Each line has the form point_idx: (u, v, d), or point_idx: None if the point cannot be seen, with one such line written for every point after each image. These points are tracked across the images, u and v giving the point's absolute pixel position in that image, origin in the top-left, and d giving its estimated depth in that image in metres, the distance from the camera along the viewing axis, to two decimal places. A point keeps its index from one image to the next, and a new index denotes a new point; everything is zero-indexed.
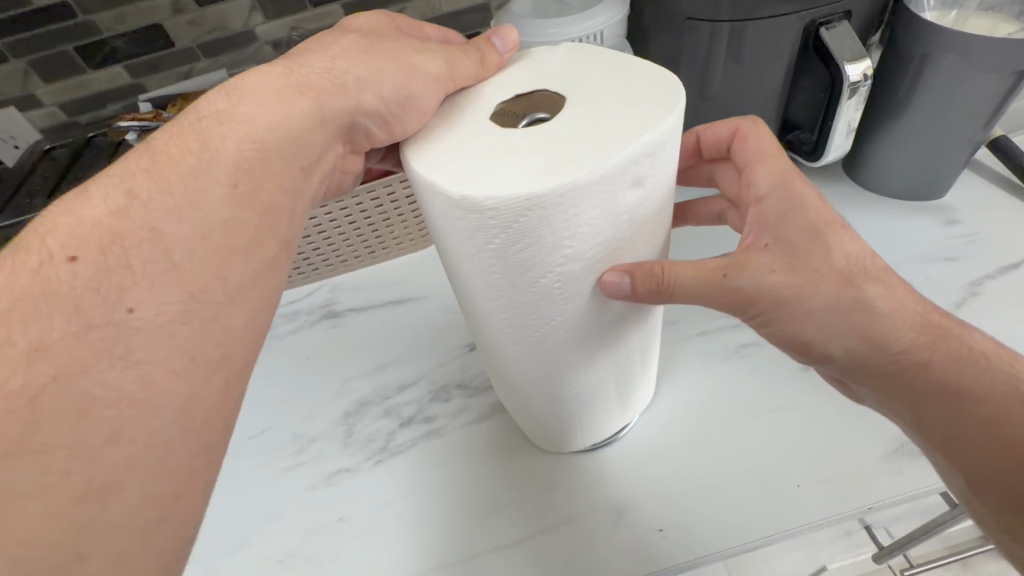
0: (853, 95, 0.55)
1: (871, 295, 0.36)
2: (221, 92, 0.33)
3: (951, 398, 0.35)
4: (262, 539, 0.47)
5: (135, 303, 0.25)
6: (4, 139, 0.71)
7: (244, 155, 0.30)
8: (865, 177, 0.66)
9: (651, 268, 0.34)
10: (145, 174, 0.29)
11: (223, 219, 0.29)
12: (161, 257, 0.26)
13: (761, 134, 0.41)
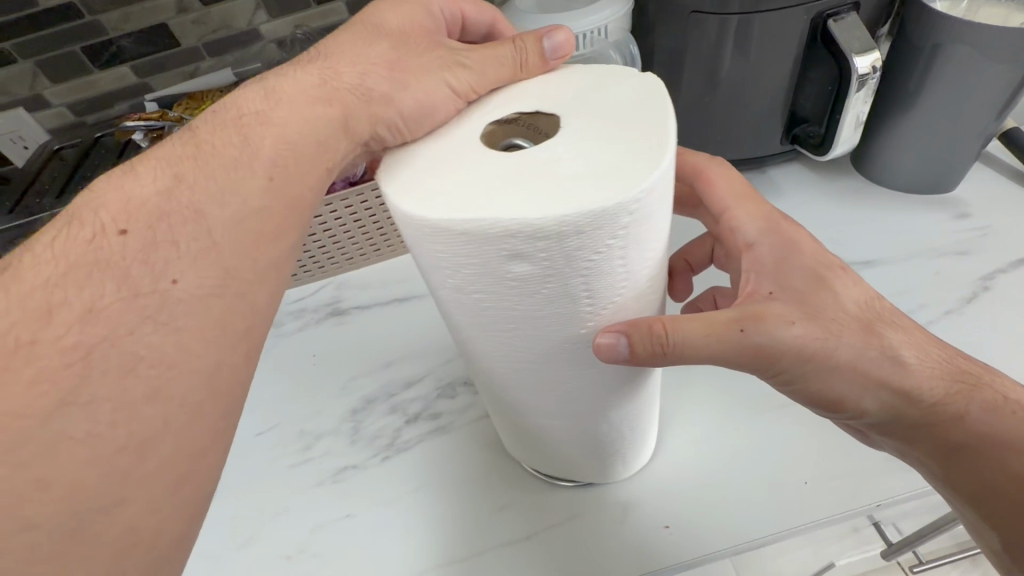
0: (862, 87, 0.54)
1: (894, 345, 0.36)
2: (260, 97, 0.33)
3: (988, 451, 0.35)
4: (270, 535, 0.47)
5: (178, 275, 0.25)
6: (13, 140, 0.71)
7: (278, 151, 0.31)
8: (873, 171, 0.66)
9: (656, 326, 0.32)
10: (189, 162, 0.29)
11: (257, 205, 0.29)
12: (202, 233, 0.27)
13: (730, 177, 0.41)
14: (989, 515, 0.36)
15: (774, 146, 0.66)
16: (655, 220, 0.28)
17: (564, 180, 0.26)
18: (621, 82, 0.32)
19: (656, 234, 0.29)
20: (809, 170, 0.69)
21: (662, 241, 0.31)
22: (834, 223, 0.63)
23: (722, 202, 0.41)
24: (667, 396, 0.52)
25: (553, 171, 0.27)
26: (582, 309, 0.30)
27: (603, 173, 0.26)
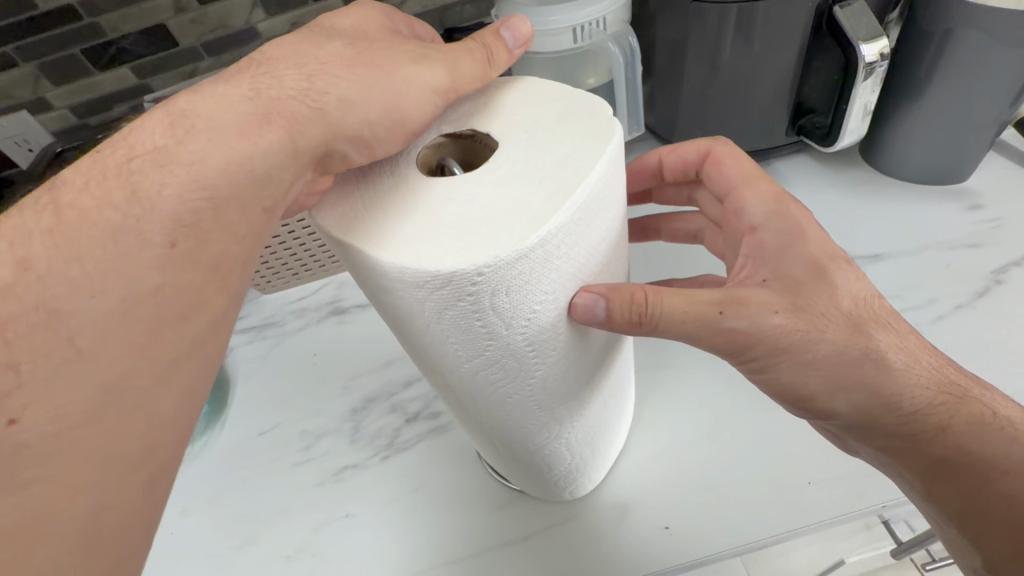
0: (870, 76, 0.53)
1: (881, 345, 0.35)
2: (166, 118, 0.27)
3: (970, 470, 0.35)
4: (271, 535, 0.47)
5: (17, 413, 0.21)
6: (18, 143, 0.72)
7: (188, 204, 0.25)
8: (882, 161, 0.64)
9: (638, 292, 0.32)
10: (46, 233, 0.23)
11: (152, 289, 0.23)
12: (61, 346, 0.22)
13: (734, 158, 0.41)
14: (981, 543, 0.35)
15: (780, 137, 0.65)
16: (604, 220, 0.29)
17: (519, 200, 0.26)
18: (553, 90, 0.32)
19: (607, 231, 0.30)
20: (817, 162, 0.68)
21: (611, 239, 0.31)
22: (842, 216, 0.62)
23: (729, 182, 0.41)
24: (669, 392, 0.51)
25: (505, 193, 0.27)
26: (556, 323, 0.30)
27: (559, 188, 0.26)
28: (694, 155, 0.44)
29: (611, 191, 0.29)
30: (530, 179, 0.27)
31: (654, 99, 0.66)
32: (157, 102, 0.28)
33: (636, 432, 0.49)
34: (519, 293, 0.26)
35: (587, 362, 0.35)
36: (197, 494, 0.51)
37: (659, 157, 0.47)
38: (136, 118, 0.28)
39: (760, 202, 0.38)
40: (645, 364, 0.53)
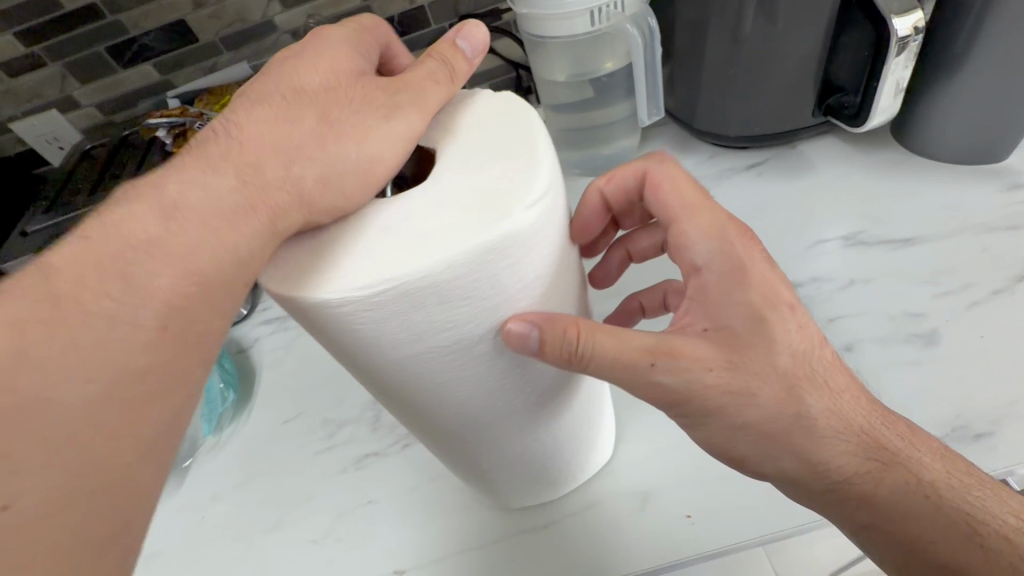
0: (903, 51, 0.51)
1: (812, 409, 0.33)
2: (157, 209, 0.26)
3: (900, 536, 0.33)
4: (297, 520, 0.49)
5: (9, 500, 0.20)
6: (49, 141, 0.74)
7: (180, 291, 0.25)
8: (913, 141, 0.61)
9: (572, 333, 0.30)
10: (44, 323, 0.23)
11: (142, 368, 0.24)
12: (54, 435, 0.22)
13: (672, 182, 0.37)
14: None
15: (806, 118, 0.63)
16: (523, 270, 0.27)
17: (421, 238, 0.25)
18: (508, 117, 0.29)
19: (529, 280, 0.28)
20: (844, 144, 0.66)
21: (540, 285, 0.29)
22: (871, 200, 0.60)
23: (671, 212, 0.36)
24: None
25: (413, 226, 0.25)
26: (443, 371, 0.29)
27: (439, 243, 0.25)
28: (633, 181, 0.39)
29: (533, 241, 0.26)
30: (442, 217, 0.25)
31: (674, 82, 0.65)
32: (137, 192, 0.27)
33: (656, 419, 0.49)
34: (409, 330, 0.26)
35: (504, 407, 0.33)
36: (227, 480, 0.52)
37: (597, 190, 0.41)
38: (117, 207, 0.26)
39: (705, 240, 0.34)
40: None
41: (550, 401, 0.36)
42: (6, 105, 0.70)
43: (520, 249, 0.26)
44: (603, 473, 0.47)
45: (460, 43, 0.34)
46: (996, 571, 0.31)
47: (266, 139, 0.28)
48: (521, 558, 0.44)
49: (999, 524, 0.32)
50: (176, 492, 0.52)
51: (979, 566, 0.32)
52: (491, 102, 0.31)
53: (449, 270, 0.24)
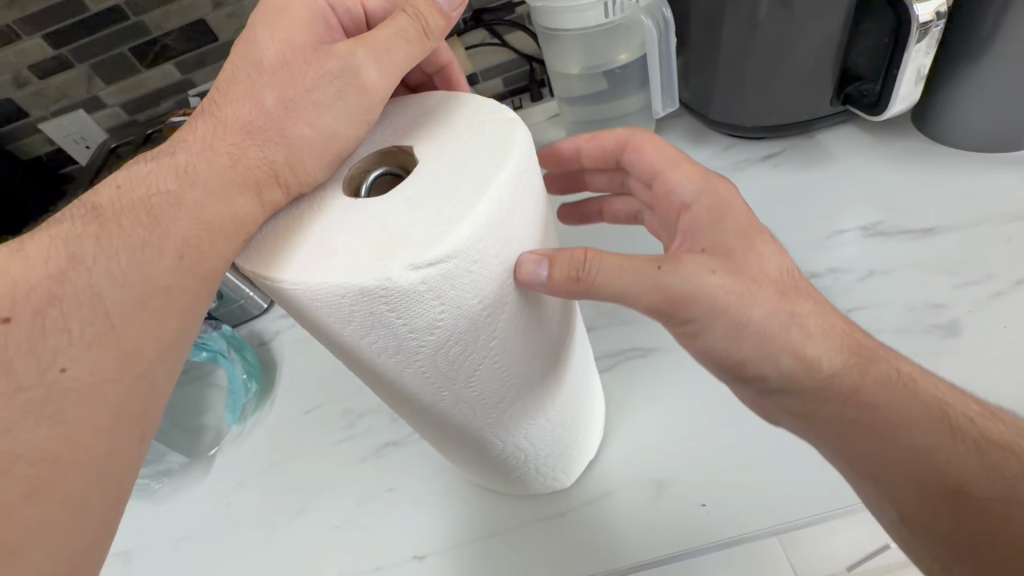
0: (925, 36, 0.50)
1: (802, 313, 0.35)
2: (171, 170, 0.30)
3: (879, 428, 0.32)
4: (319, 507, 0.50)
5: (66, 368, 0.25)
6: (76, 141, 0.76)
7: (193, 232, 0.29)
8: (935, 129, 0.60)
9: (576, 253, 0.31)
10: (95, 239, 0.28)
11: (165, 286, 0.28)
12: (99, 322, 0.27)
13: (647, 146, 0.41)
14: (893, 496, 0.32)
15: (824, 108, 0.62)
16: (445, 302, 0.25)
17: (354, 245, 0.25)
18: (489, 132, 0.28)
19: (458, 313, 0.26)
20: (862, 133, 0.65)
21: (473, 319, 0.27)
22: (890, 189, 0.59)
23: (654, 167, 0.41)
24: (705, 374, 0.50)
25: (353, 232, 0.25)
26: (382, 369, 0.29)
27: (374, 246, 0.24)
28: (613, 143, 0.44)
29: (454, 274, 0.24)
30: (376, 228, 0.25)
31: (689, 72, 0.64)
32: (160, 154, 0.32)
33: (671, 409, 0.49)
34: (336, 327, 0.26)
35: (451, 419, 0.33)
36: (251, 468, 0.54)
37: (577, 146, 0.47)
38: (144, 165, 0.31)
39: (688, 181, 0.38)
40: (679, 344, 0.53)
41: (499, 424, 0.34)
42: (36, 107, 0.73)
43: (437, 280, 0.24)
44: (618, 462, 0.48)
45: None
46: (960, 446, 0.31)
47: (239, 130, 0.31)
48: (539, 543, 0.45)
49: (963, 408, 0.32)
50: (204, 479, 0.54)
51: (948, 446, 0.31)
52: (445, 94, 0.32)
53: (357, 285, 0.23)
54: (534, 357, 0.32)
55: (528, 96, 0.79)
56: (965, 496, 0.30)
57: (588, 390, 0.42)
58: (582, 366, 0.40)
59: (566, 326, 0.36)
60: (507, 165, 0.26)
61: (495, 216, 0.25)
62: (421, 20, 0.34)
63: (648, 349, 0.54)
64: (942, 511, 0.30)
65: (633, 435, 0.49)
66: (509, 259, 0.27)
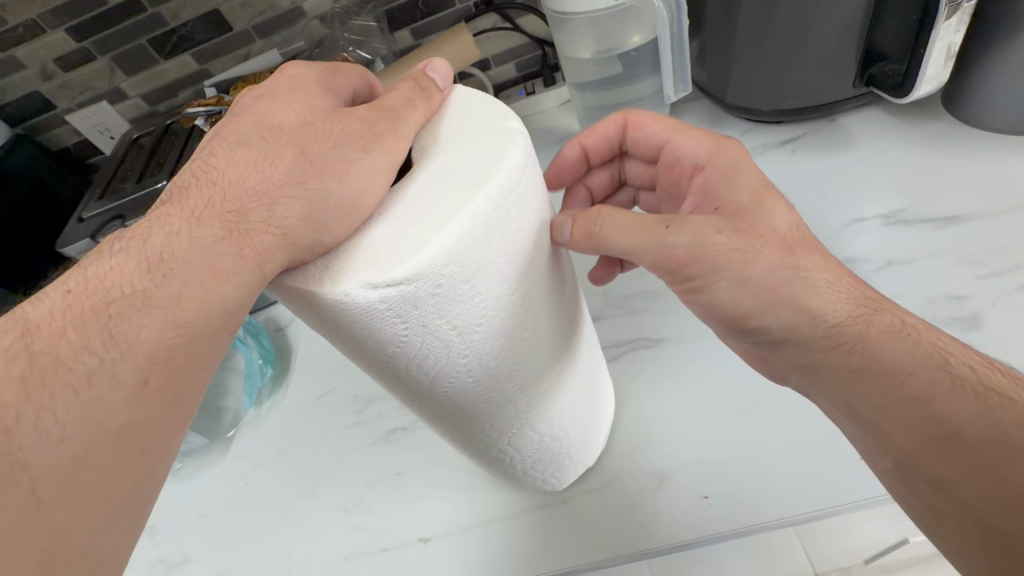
0: (955, 12, 0.48)
1: (807, 268, 0.34)
2: (142, 260, 0.25)
3: (880, 376, 0.31)
4: (330, 489, 0.52)
5: (103, 348, 0.23)
6: (100, 131, 0.78)
7: (164, 343, 0.24)
8: (965, 112, 0.57)
9: (589, 210, 0.34)
10: (19, 382, 0.22)
11: (119, 429, 0.22)
12: (21, 498, 0.20)
13: (645, 121, 0.43)
14: (889, 441, 0.31)
15: (846, 90, 0.59)
16: (408, 321, 0.25)
17: (335, 255, 0.25)
18: (485, 144, 0.28)
19: (424, 332, 0.26)
20: (888, 116, 0.62)
21: (440, 338, 0.27)
22: (916, 174, 0.56)
23: (663, 137, 0.42)
24: (713, 365, 0.50)
25: (336, 243, 0.26)
26: (364, 365, 0.30)
27: (349, 256, 0.25)
28: (613, 129, 0.45)
29: (415, 296, 0.25)
30: (358, 240, 0.26)
31: (704, 54, 0.62)
32: (129, 239, 0.26)
33: (677, 401, 0.49)
34: (319, 327, 0.28)
35: (429, 414, 0.34)
36: (267, 451, 0.56)
37: (578, 144, 0.47)
38: (104, 259, 0.25)
39: (697, 144, 0.40)
40: (689, 335, 0.52)
41: (476, 429, 0.35)
42: (63, 98, 0.75)
43: (398, 302, 0.24)
44: (621, 452, 0.48)
45: (429, 72, 0.33)
46: (959, 394, 0.30)
47: (244, 128, 0.30)
48: (542, 534, 0.45)
49: (963, 357, 0.32)
50: (223, 458, 0.56)
51: (946, 393, 0.30)
52: (460, 97, 0.32)
53: (324, 298, 0.24)
54: (514, 374, 0.32)
55: (541, 81, 0.77)
56: (955, 442, 0.29)
57: (591, 396, 0.42)
58: (584, 374, 0.40)
59: (562, 341, 0.35)
60: (488, 186, 0.26)
61: (464, 240, 0.25)
62: (425, 88, 0.32)
63: (659, 339, 0.53)
64: (936, 453, 0.29)
65: (639, 425, 0.49)
66: (484, 283, 0.27)
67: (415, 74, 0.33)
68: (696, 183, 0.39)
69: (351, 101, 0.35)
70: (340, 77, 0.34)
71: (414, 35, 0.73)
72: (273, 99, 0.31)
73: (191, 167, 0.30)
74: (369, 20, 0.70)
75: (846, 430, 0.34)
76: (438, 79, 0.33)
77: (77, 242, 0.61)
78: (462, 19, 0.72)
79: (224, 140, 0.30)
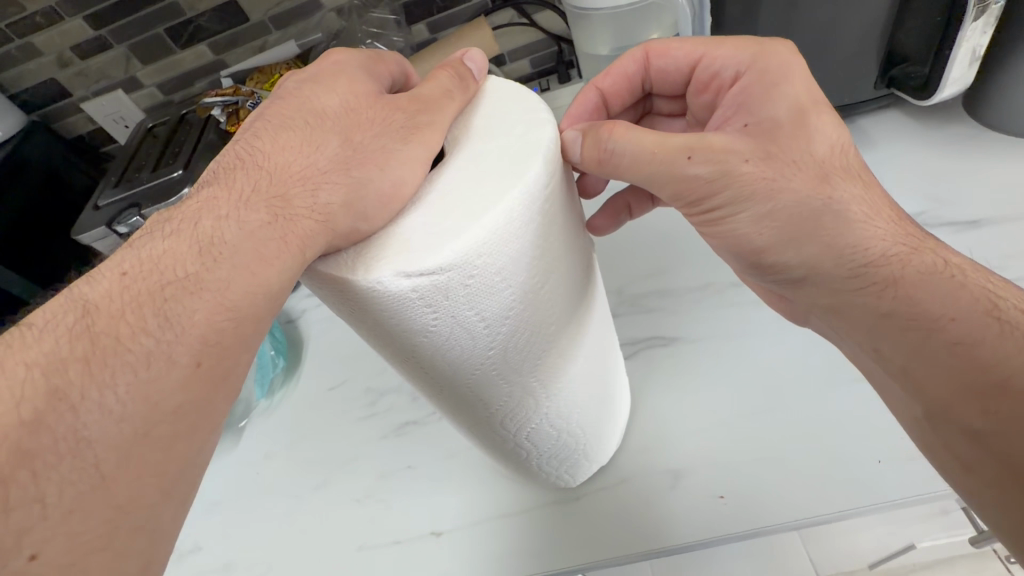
0: (983, 14, 0.47)
1: (840, 198, 0.32)
2: (193, 243, 0.25)
3: (917, 322, 0.30)
4: (341, 481, 0.52)
5: (157, 329, 0.23)
6: (115, 120, 0.79)
7: (215, 325, 0.24)
8: (987, 114, 0.57)
9: (601, 129, 0.32)
10: (82, 361, 0.22)
11: (174, 409, 0.22)
12: (87, 473, 0.20)
13: (668, 46, 0.41)
14: (923, 391, 0.29)
15: (866, 91, 0.59)
16: (437, 311, 0.25)
17: (368, 243, 0.25)
18: (521, 136, 0.28)
19: (452, 322, 0.26)
20: (908, 118, 0.62)
21: (468, 329, 0.27)
22: (936, 178, 0.56)
23: (694, 54, 0.40)
24: (730, 365, 0.50)
25: (372, 232, 0.26)
26: (389, 354, 0.30)
27: (381, 245, 0.25)
28: (633, 64, 0.43)
29: (447, 286, 0.25)
30: (393, 228, 0.26)
31: None
32: (180, 221, 0.26)
33: (692, 400, 0.48)
34: (348, 314, 0.28)
35: (450, 406, 0.34)
36: (279, 440, 0.56)
37: (595, 87, 0.44)
38: (156, 241, 0.25)
39: (735, 51, 0.37)
40: (706, 334, 0.52)
41: (496, 422, 0.35)
42: (79, 86, 0.75)
43: (429, 291, 0.24)
44: (636, 449, 0.48)
45: (466, 61, 0.33)
46: (1010, 342, 0.28)
47: (280, 113, 0.30)
48: (555, 530, 0.45)
49: (1015, 302, 0.30)
50: (234, 447, 0.57)
51: (995, 340, 0.28)
52: (490, 88, 0.32)
53: (356, 286, 0.24)
54: (537, 368, 0.32)
55: (556, 77, 0.77)
56: (1005, 393, 0.27)
57: (609, 393, 0.42)
58: (603, 372, 0.40)
59: (584, 339, 0.35)
60: (522, 178, 0.25)
61: (498, 232, 0.25)
62: (464, 78, 0.32)
63: (675, 337, 0.53)
64: (975, 406, 0.28)
65: (655, 421, 0.48)
66: (514, 276, 0.27)
67: (452, 62, 0.33)
68: (732, 95, 0.37)
69: (390, 89, 0.35)
70: (378, 65, 0.34)
71: (430, 29, 0.73)
72: (312, 84, 0.31)
73: (231, 150, 0.30)
74: (387, 14, 0.70)
75: (877, 382, 0.33)
76: (473, 68, 0.33)
77: (93, 229, 0.61)
78: (480, 13, 0.72)
79: (262, 124, 0.30)
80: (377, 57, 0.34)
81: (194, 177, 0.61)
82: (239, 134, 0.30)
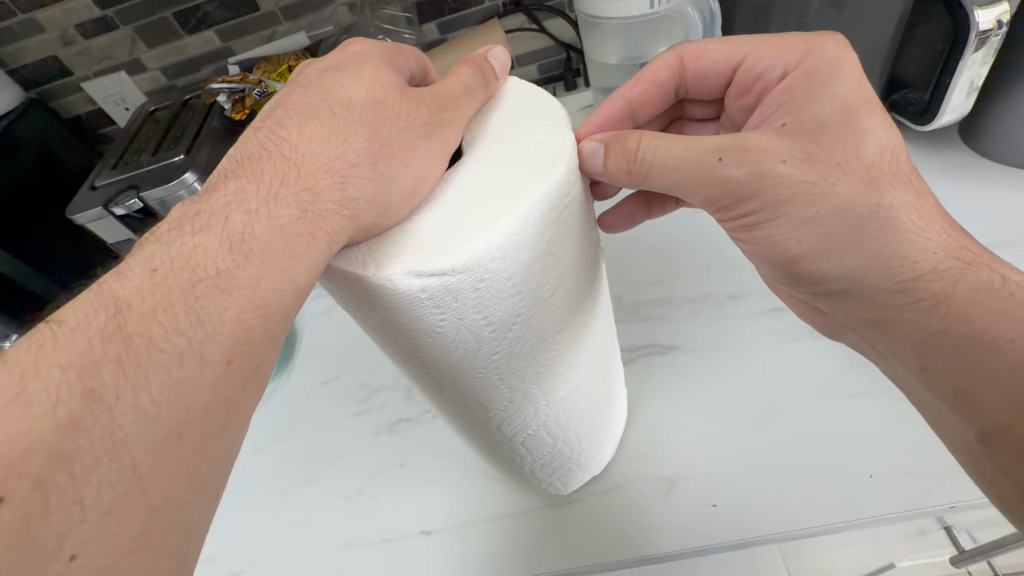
0: (983, 46, 0.48)
1: (892, 204, 0.32)
2: (222, 240, 0.24)
3: (968, 339, 0.30)
4: (331, 475, 0.51)
5: (187, 329, 0.22)
6: (116, 102, 0.78)
7: (245, 323, 0.23)
8: (980, 142, 0.59)
9: (629, 139, 0.33)
10: (115, 362, 0.21)
11: (207, 407, 0.22)
12: (123, 475, 0.20)
13: (705, 53, 0.41)
14: (975, 411, 0.29)
15: None
16: (445, 312, 0.25)
17: (382, 241, 0.25)
18: (541, 143, 0.28)
19: (460, 324, 0.26)
20: (906, 142, 0.63)
21: (474, 332, 0.27)
22: None
23: (734, 56, 0.40)
24: (728, 376, 0.50)
25: (393, 228, 0.26)
26: (392, 352, 0.30)
27: (394, 244, 0.25)
28: (666, 71, 0.43)
29: (457, 289, 0.24)
30: (409, 225, 0.26)
31: None
32: (208, 216, 0.25)
33: (689, 410, 0.49)
34: (356, 310, 0.28)
35: (450, 408, 0.34)
36: (270, 432, 0.55)
37: (623, 97, 0.44)
38: (186, 236, 0.25)
39: (782, 51, 0.37)
40: (704, 343, 0.53)
41: (493, 427, 0.35)
42: (80, 66, 0.74)
43: (439, 292, 0.24)
44: (632, 454, 0.48)
45: (490, 59, 0.34)
46: None
47: (303, 103, 0.30)
48: (549, 537, 0.45)
49: None
50: None
51: None
52: (508, 91, 0.32)
53: (368, 283, 0.24)
54: (538, 375, 0.32)
55: (562, 84, 0.78)
56: None
57: (608, 403, 0.42)
58: (604, 382, 0.40)
59: (587, 351, 0.35)
60: (541, 185, 0.25)
61: (513, 237, 0.25)
62: (487, 77, 0.32)
63: (673, 345, 0.53)
64: None
65: (653, 430, 0.48)
66: (525, 282, 0.27)
67: (474, 60, 0.33)
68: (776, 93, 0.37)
69: (410, 82, 0.35)
70: (400, 58, 0.34)
71: (441, 29, 0.73)
72: (338, 76, 0.31)
73: (256, 136, 0.29)
74: (398, 11, 0.70)
75: (923, 403, 0.33)
76: (496, 64, 0.33)
77: (87, 210, 0.60)
78: (491, 16, 0.72)
79: (286, 111, 0.30)
80: (398, 50, 0.34)
81: (196, 164, 0.60)
82: (262, 123, 0.30)
